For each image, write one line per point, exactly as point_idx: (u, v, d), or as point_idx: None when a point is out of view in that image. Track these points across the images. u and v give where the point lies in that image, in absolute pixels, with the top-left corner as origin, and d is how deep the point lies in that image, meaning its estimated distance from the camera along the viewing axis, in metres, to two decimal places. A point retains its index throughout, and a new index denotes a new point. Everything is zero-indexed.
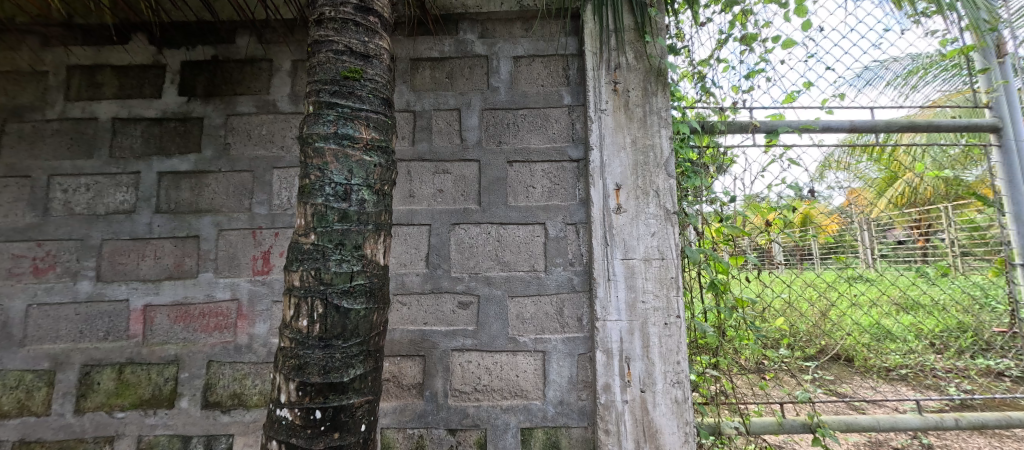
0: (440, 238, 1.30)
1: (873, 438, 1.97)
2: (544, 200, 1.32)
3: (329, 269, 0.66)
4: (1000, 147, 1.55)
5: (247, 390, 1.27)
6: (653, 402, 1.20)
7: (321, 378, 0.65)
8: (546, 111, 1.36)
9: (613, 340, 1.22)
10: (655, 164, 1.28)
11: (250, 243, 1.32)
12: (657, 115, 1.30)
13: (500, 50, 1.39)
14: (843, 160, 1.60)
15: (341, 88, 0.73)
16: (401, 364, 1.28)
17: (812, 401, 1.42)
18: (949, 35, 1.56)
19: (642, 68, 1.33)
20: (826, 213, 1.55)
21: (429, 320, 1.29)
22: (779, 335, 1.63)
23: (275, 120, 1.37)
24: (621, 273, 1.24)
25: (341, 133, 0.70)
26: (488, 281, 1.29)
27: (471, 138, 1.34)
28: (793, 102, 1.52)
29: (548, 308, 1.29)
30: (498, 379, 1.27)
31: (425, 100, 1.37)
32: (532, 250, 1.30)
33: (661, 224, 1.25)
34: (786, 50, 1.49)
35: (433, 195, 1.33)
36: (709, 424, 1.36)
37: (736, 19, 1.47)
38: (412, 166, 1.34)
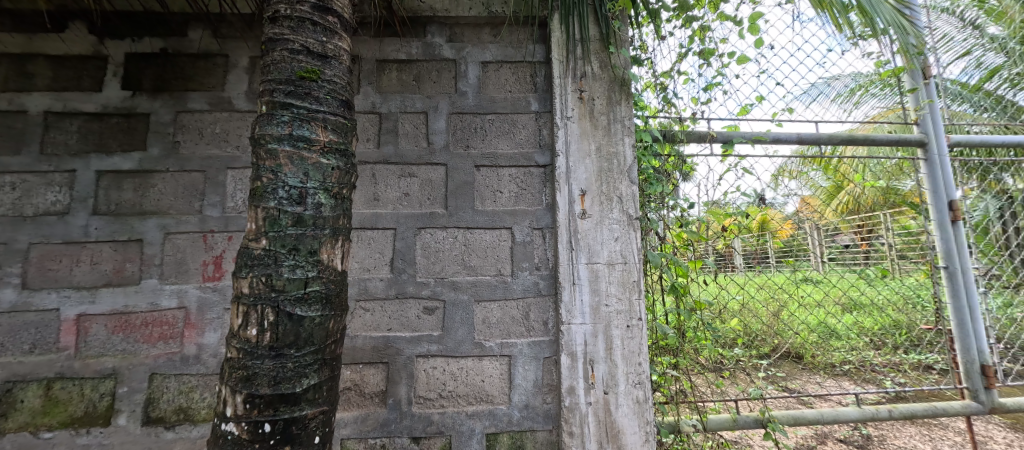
0: (405, 242, 1.28)
1: (819, 430, 2.10)
2: (511, 205, 1.33)
3: (281, 275, 0.64)
4: (926, 160, 1.70)
5: (195, 404, 1.20)
6: (616, 403, 1.23)
7: (271, 390, 0.62)
8: (513, 117, 1.38)
9: (577, 342, 1.24)
10: (618, 171, 1.32)
11: (200, 247, 1.24)
12: (620, 123, 1.34)
13: (468, 55, 1.39)
14: (793, 170, 1.70)
15: (297, 88, 0.71)
16: (363, 372, 1.24)
17: (764, 398, 1.50)
18: (883, 57, 1.71)
19: (606, 77, 1.37)
20: (780, 219, 1.63)
21: (393, 326, 1.26)
22: (734, 335, 1.71)
23: (231, 118, 1.30)
24: (585, 277, 1.26)
25: (297, 134, 0.68)
26: (454, 286, 1.28)
27: (438, 141, 1.34)
28: (747, 114, 1.61)
29: (514, 312, 1.29)
30: (464, 384, 1.26)
31: (391, 102, 1.35)
32: (498, 255, 1.31)
33: (624, 229, 1.29)
34: (740, 66, 1.59)
35: (399, 199, 1.31)
36: (669, 423, 1.41)
37: (696, 34, 1.54)
38: (376, 169, 1.32)
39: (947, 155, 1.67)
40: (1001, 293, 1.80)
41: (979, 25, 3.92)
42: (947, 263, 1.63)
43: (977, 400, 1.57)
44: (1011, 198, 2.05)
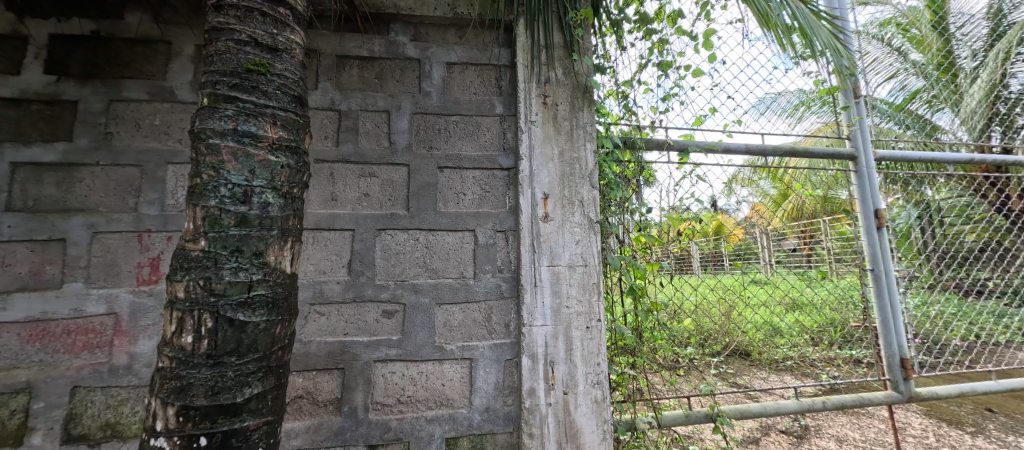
0: (364, 244, 1.25)
1: (764, 423, 2.23)
2: (474, 207, 1.32)
3: (222, 278, 0.61)
4: (856, 172, 1.86)
5: (125, 419, 1.10)
6: (575, 403, 1.25)
7: (208, 401, 0.59)
8: (478, 119, 1.37)
9: (538, 344, 1.26)
10: (580, 176, 1.35)
11: (134, 248, 1.15)
12: (583, 129, 1.38)
13: (433, 55, 1.38)
14: (743, 178, 1.80)
15: (244, 81, 0.67)
16: (316, 379, 1.19)
17: (713, 394, 1.57)
18: (820, 77, 1.87)
19: (570, 83, 1.40)
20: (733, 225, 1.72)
21: (350, 330, 1.22)
22: (688, 335, 1.79)
23: (173, 109, 1.21)
24: (547, 279, 1.28)
25: (243, 130, 0.65)
26: (415, 289, 1.26)
27: (400, 141, 1.31)
28: (701, 125, 1.70)
29: (476, 314, 1.28)
30: (423, 388, 1.24)
31: (351, 100, 1.31)
32: (460, 257, 1.30)
33: (585, 232, 1.32)
34: (695, 79, 1.67)
35: (358, 199, 1.27)
36: (625, 421, 1.45)
37: (655, 47, 1.61)
38: (335, 168, 1.27)
39: (874, 168, 1.84)
40: (917, 293, 2.00)
41: (903, 52, 4.36)
42: (874, 265, 1.79)
43: (898, 390, 1.73)
44: (928, 208, 2.28)
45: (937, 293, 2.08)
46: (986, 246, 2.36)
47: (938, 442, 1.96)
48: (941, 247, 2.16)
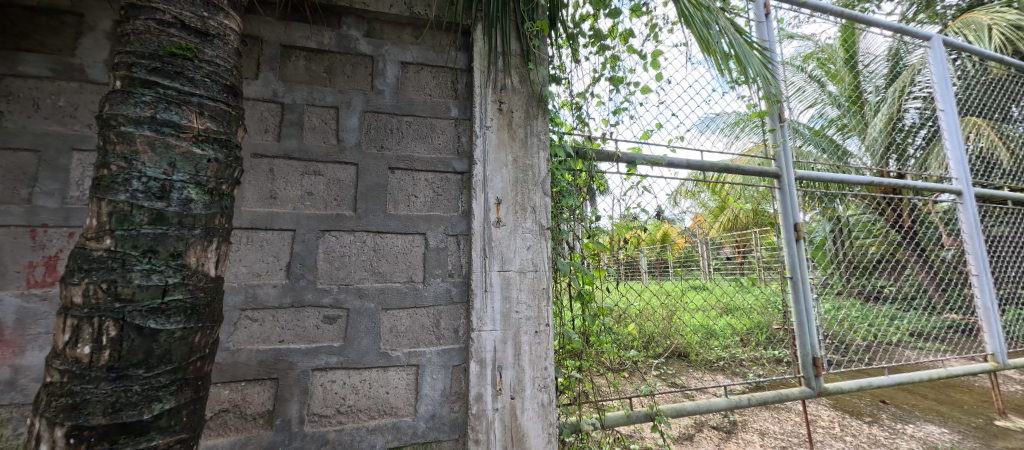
0: (306, 246, 1.18)
1: (698, 420, 2.38)
2: (425, 210, 1.30)
3: (130, 282, 0.56)
4: (780, 189, 2.07)
5: (4, 443, 0.95)
6: (521, 407, 1.26)
7: (107, 419, 0.53)
8: (432, 121, 1.35)
9: (486, 349, 1.26)
10: (533, 183, 1.37)
11: (25, 245, 1.00)
12: (536, 137, 1.41)
13: (387, 53, 1.34)
14: (686, 190, 1.94)
15: (166, 65, 0.62)
16: (245, 391, 1.10)
17: (653, 394, 1.65)
18: (753, 102, 2.06)
19: (525, 92, 1.43)
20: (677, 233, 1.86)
21: (286, 337, 1.14)
22: (632, 338, 1.87)
23: (82, 90, 1.08)
24: (497, 284, 1.29)
25: (163, 119, 0.60)
26: (360, 293, 1.21)
27: (349, 139, 1.26)
28: (648, 139, 1.80)
29: (424, 320, 1.26)
30: (366, 397, 1.19)
31: (296, 93, 1.24)
32: (410, 261, 1.26)
33: (536, 238, 1.35)
34: (643, 95, 1.78)
35: (301, 198, 1.20)
36: (571, 423, 1.49)
37: (608, 62, 1.68)
38: (275, 164, 1.19)
39: (795, 186, 2.05)
40: (828, 299, 2.25)
41: (821, 83, 4.89)
42: (793, 274, 1.99)
43: (810, 386, 1.93)
44: (840, 222, 2.55)
45: (844, 299, 2.34)
46: (884, 258, 2.69)
47: (842, 432, 2.21)
48: (848, 257, 2.44)
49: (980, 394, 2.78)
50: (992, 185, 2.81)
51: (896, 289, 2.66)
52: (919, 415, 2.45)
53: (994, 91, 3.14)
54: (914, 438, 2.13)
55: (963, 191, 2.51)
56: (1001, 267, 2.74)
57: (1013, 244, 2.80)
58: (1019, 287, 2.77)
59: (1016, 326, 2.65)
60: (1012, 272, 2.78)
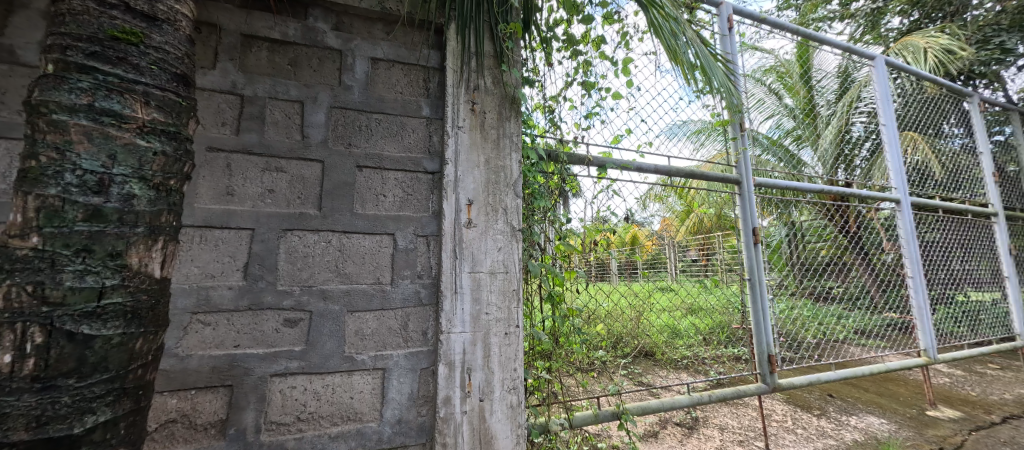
0: (266, 246, 1.13)
1: (662, 417, 2.45)
2: (394, 210, 1.27)
3: (59, 284, 0.54)
4: (740, 195, 2.17)
5: None
6: (490, 409, 1.26)
7: (31, 434, 0.51)
8: (403, 119, 1.32)
9: (455, 352, 1.24)
10: (504, 184, 1.38)
11: None
12: (509, 139, 1.41)
13: (357, 48, 1.30)
14: (655, 195, 2.00)
15: (106, 49, 0.61)
16: (196, 399, 1.04)
17: (620, 393, 1.69)
18: (716, 111, 2.16)
19: (498, 93, 1.43)
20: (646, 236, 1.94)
21: (243, 342, 1.09)
22: (601, 339, 1.90)
23: (10, 72, 0.98)
24: (467, 285, 1.28)
25: (102, 107, 0.59)
26: (324, 295, 1.16)
27: (314, 136, 1.21)
28: (618, 143, 1.85)
29: (391, 322, 1.23)
30: (328, 403, 1.15)
31: (258, 85, 1.18)
32: (377, 262, 1.23)
33: (507, 240, 1.35)
34: (614, 101, 1.82)
35: (261, 195, 1.15)
36: (540, 424, 1.50)
37: (581, 67, 1.71)
38: (233, 159, 1.13)
39: (753, 192, 2.16)
40: (783, 299, 2.38)
41: (779, 95, 5.19)
42: (751, 276, 2.09)
43: (766, 382, 2.03)
44: (795, 227, 2.70)
45: (798, 299, 2.49)
46: (833, 260, 2.87)
47: (794, 425, 2.33)
48: (800, 259, 2.60)
49: (914, 386, 3.02)
50: (926, 195, 3.08)
51: (843, 289, 2.85)
52: (861, 407, 2.63)
53: (928, 109, 3.44)
54: (857, 429, 2.29)
55: (900, 200, 2.74)
56: (932, 269, 3.00)
57: (943, 249, 3.06)
58: (947, 288, 3.04)
59: (945, 323, 2.91)
60: (942, 275, 3.04)
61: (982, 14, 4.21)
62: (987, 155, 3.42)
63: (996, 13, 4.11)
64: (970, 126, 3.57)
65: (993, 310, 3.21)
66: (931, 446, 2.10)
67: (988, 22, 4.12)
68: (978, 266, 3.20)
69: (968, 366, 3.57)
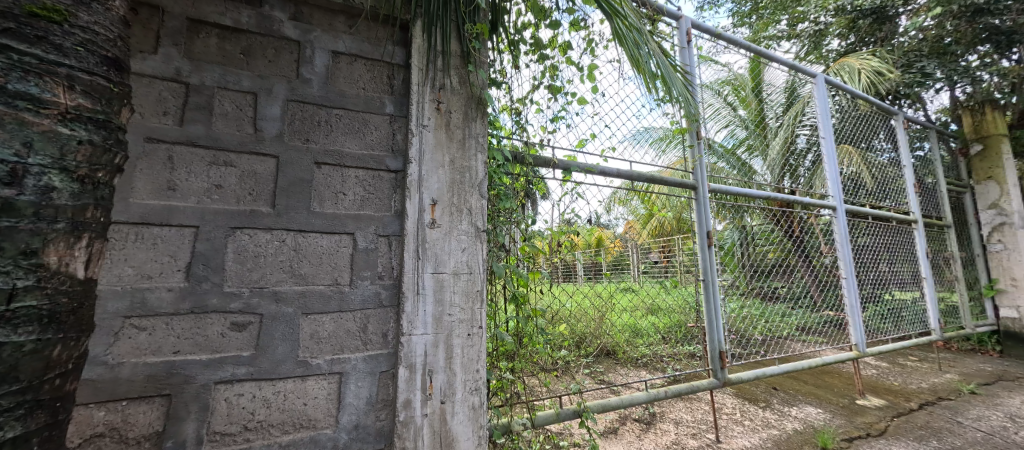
0: (212, 245, 1.06)
1: (622, 414, 2.52)
2: (355, 209, 1.23)
3: None
4: (696, 200, 2.28)
5: None
6: (451, 411, 1.25)
7: None
8: (365, 116, 1.29)
9: (417, 354, 1.22)
10: (469, 185, 1.37)
11: None
12: (474, 139, 1.41)
13: (316, 40, 1.25)
14: (618, 197, 2.05)
15: (23, 26, 0.57)
16: (127, 410, 0.96)
17: (582, 392, 1.72)
18: (676, 119, 2.26)
19: (464, 93, 1.42)
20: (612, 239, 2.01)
21: (183, 348, 1.01)
22: (563, 339, 1.93)
23: None
24: (430, 286, 1.26)
25: (17, 90, 0.55)
26: (277, 297, 1.11)
27: (268, 129, 1.16)
28: (583, 148, 1.89)
29: (350, 325, 1.19)
30: (279, 411, 1.09)
31: (206, 73, 1.11)
32: (335, 262, 1.19)
33: (471, 241, 1.34)
34: (580, 106, 1.86)
35: (207, 191, 1.08)
36: (502, 425, 1.50)
37: (548, 71, 1.73)
38: (176, 151, 1.05)
39: (708, 197, 2.27)
40: (734, 298, 2.53)
41: (734, 107, 5.50)
42: (705, 276, 2.18)
43: (717, 377, 2.14)
44: (748, 231, 2.84)
45: (747, 299, 2.65)
46: (779, 262, 3.07)
47: (742, 417, 2.48)
48: (750, 261, 2.77)
49: (847, 378, 3.29)
50: (858, 203, 3.36)
51: (787, 290, 3.07)
52: (801, 398, 2.84)
53: (861, 124, 3.78)
54: (797, 418, 2.47)
55: (836, 208, 2.99)
56: (863, 270, 3.29)
57: (872, 252, 3.37)
58: (875, 287, 3.34)
59: (873, 320, 3.20)
60: (871, 275, 3.34)
61: (907, 41, 4.63)
62: (907, 168, 3.82)
63: (918, 41, 4.55)
64: (896, 141, 3.96)
65: (913, 308, 3.56)
66: (860, 433, 2.30)
67: (911, 48, 4.56)
68: (901, 268, 3.54)
69: (892, 359, 3.94)
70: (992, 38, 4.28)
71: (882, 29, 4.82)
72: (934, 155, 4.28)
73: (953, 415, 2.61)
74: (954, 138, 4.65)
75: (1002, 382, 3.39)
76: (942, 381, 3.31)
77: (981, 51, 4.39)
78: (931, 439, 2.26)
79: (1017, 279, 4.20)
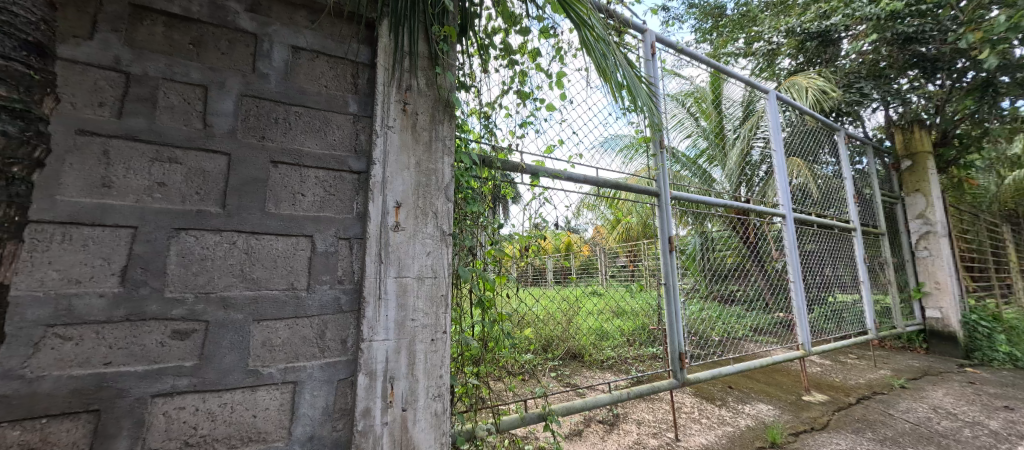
0: (152, 247, 0.98)
1: (586, 416, 2.56)
2: (314, 210, 1.19)
3: None
4: (659, 206, 2.37)
5: None
6: (413, 419, 1.22)
7: None
8: (327, 115, 1.24)
9: (377, 360, 1.19)
10: (435, 188, 1.36)
11: None
12: (441, 142, 1.39)
13: (275, 33, 1.20)
14: (586, 203, 2.09)
15: None
16: (46, 428, 0.87)
17: (547, 395, 1.73)
18: (640, 129, 2.34)
19: (431, 95, 1.41)
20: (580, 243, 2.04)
21: (117, 358, 0.94)
22: (529, 343, 1.94)
23: None
24: (393, 291, 1.24)
25: None
26: (225, 304, 1.05)
27: (220, 125, 1.09)
28: (551, 153, 1.92)
29: (306, 332, 1.14)
30: (226, 424, 1.03)
31: (149, 63, 1.04)
32: (291, 266, 1.14)
33: (436, 244, 1.33)
34: (549, 112, 1.89)
35: (148, 189, 1.00)
36: (466, 431, 1.48)
37: (518, 76, 1.75)
38: (113, 145, 0.98)
39: (670, 204, 2.36)
40: (694, 301, 2.64)
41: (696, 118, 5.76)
42: (666, 280, 2.27)
43: (676, 378, 2.21)
44: (708, 237, 2.97)
45: (706, 301, 2.77)
46: (737, 266, 3.24)
47: (699, 415, 2.58)
48: (710, 266, 2.90)
49: (795, 375, 3.51)
50: (806, 212, 3.60)
51: (743, 293, 3.24)
52: (754, 396, 3.00)
53: (808, 138, 4.06)
54: (750, 415, 2.60)
55: (786, 216, 3.28)
56: (810, 274, 3.52)
57: (817, 258, 3.62)
58: (820, 290, 3.58)
59: (818, 321, 3.43)
60: (817, 279, 3.57)
61: (847, 63, 5.03)
62: (848, 179, 4.15)
63: (858, 64, 4.95)
64: (838, 155, 4.29)
65: (853, 309, 3.84)
66: (805, 427, 2.45)
67: (852, 70, 4.96)
68: (843, 273, 3.82)
69: (834, 357, 4.24)
70: (919, 64, 4.68)
71: (826, 52, 5.15)
72: (870, 169, 4.67)
73: (886, 408, 2.84)
74: (888, 153, 5.09)
75: (927, 376, 3.72)
76: (877, 377, 3.59)
77: (911, 75, 4.84)
78: (866, 430, 2.45)
79: (939, 283, 4.64)
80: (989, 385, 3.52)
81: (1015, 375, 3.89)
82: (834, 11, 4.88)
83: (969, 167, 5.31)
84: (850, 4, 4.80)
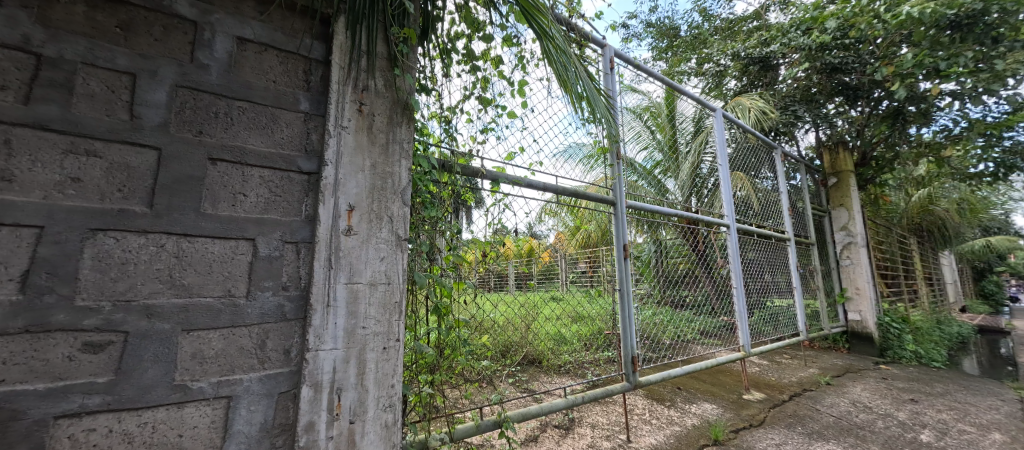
0: (61, 249, 0.88)
1: (543, 420, 2.58)
2: (257, 212, 1.12)
3: None
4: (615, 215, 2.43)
5: None
6: (361, 432, 1.17)
7: None
8: (275, 111, 1.18)
9: (324, 371, 1.13)
10: (391, 191, 1.32)
11: None
12: (398, 145, 1.36)
13: (219, 22, 1.12)
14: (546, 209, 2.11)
15: None
16: None
17: (502, 401, 1.72)
18: (598, 139, 2.42)
19: (389, 97, 1.37)
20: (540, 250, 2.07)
21: (12, 375, 0.83)
22: (486, 349, 1.92)
23: None
24: (343, 298, 1.18)
25: None
26: (151, 313, 0.95)
27: (150, 117, 1.00)
28: (512, 160, 1.94)
29: (244, 342, 1.06)
30: (145, 445, 0.93)
31: (67, 45, 0.94)
32: (229, 271, 1.06)
33: (390, 250, 1.29)
34: (509, 119, 1.91)
35: (60, 184, 0.90)
36: (418, 441, 1.43)
37: (480, 82, 1.75)
38: (16, 134, 0.87)
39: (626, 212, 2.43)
40: (648, 306, 2.74)
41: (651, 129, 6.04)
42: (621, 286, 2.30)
43: (629, 381, 2.26)
44: (661, 244, 3.11)
45: (659, 306, 2.90)
46: (687, 273, 3.43)
47: (650, 416, 2.68)
48: (664, 272, 3.04)
49: (737, 375, 3.74)
50: (748, 222, 3.87)
51: (693, 298, 3.40)
52: (700, 396, 3.16)
53: (750, 155, 4.39)
54: (695, 414, 2.74)
55: (730, 225, 3.41)
56: (751, 281, 3.78)
57: (757, 265, 3.89)
58: (760, 295, 3.85)
59: (757, 324, 3.69)
60: (757, 285, 3.84)
61: (784, 87, 5.50)
62: (783, 193, 4.52)
63: (793, 88, 5.43)
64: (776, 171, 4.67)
65: (787, 313, 4.17)
66: (743, 424, 2.62)
67: (787, 94, 5.43)
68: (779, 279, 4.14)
69: (771, 357, 4.57)
70: (844, 92, 5.21)
71: (766, 76, 5.61)
72: (803, 184, 5.11)
73: (814, 403, 3.10)
74: (818, 170, 5.59)
75: (849, 374, 4.11)
76: (807, 375, 3.92)
77: (836, 102, 5.39)
78: (797, 425, 2.66)
79: (860, 288, 5.14)
80: (898, 380, 3.94)
81: (919, 371, 4.39)
82: (773, 39, 5.33)
83: (884, 185, 5.97)
84: (786, 34, 5.26)
